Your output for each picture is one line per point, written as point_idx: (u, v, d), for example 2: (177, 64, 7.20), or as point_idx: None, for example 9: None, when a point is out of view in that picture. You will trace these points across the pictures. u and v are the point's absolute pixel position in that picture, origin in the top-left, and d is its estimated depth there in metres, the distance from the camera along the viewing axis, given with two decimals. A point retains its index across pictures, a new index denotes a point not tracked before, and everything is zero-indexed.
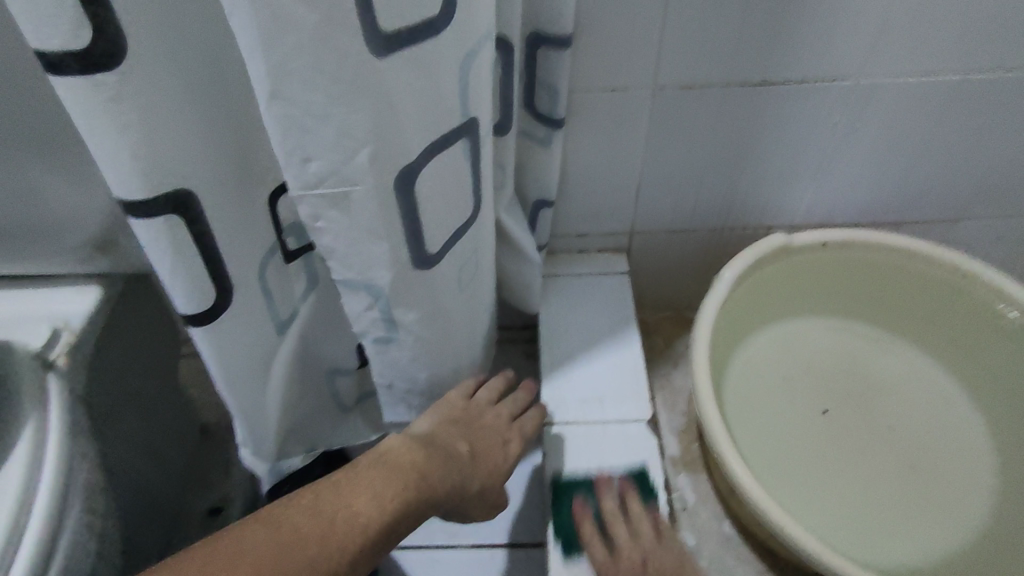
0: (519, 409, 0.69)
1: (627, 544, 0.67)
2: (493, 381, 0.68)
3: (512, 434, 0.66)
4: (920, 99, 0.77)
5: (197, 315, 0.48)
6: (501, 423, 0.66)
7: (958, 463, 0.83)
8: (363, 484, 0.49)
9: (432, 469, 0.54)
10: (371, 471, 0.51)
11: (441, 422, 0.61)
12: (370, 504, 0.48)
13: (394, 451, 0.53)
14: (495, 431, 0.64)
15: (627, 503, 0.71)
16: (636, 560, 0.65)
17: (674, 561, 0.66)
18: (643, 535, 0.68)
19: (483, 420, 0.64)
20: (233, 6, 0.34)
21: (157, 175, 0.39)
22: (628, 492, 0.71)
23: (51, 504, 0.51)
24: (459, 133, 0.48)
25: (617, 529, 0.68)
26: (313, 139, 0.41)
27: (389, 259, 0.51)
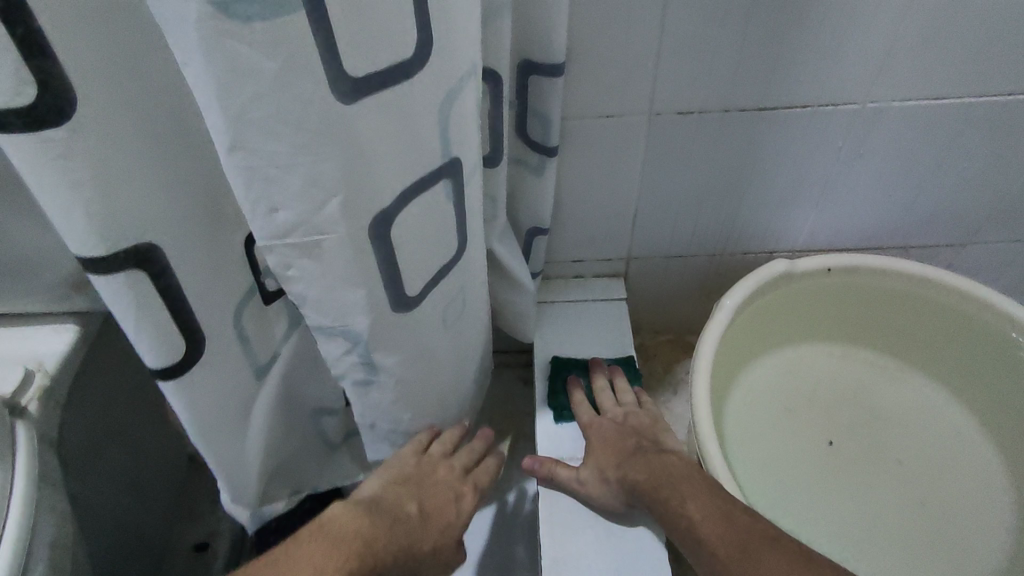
0: (474, 460, 0.68)
1: (611, 408, 0.76)
2: (447, 432, 0.67)
3: (466, 488, 0.65)
4: (926, 123, 0.74)
5: (166, 369, 0.45)
6: (455, 476, 0.65)
7: (968, 498, 0.80)
8: (303, 555, 0.47)
9: (376, 538, 0.53)
10: (312, 543, 0.49)
11: (390, 484, 0.61)
12: (313, 573, 0.46)
13: (337, 522, 0.53)
14: (447, 486, 0.64)
15: (615, 380, 0.80)
16: (616, 416, 0.75)
17: (650, 421, 0.75)
18: (627, 403, 0.77)
19: (437, 473, 0.63)
20: (186, 55, 0.31)
21: (116, 230, 0.37)
22: (617, 373, 0.81)
23: (12, 566, 0.47)
24: (440, 174, 0.46)
25: (603, 395, 0.78)
26: (279, 188, 0.38)
27: (368, 305, 0.48)
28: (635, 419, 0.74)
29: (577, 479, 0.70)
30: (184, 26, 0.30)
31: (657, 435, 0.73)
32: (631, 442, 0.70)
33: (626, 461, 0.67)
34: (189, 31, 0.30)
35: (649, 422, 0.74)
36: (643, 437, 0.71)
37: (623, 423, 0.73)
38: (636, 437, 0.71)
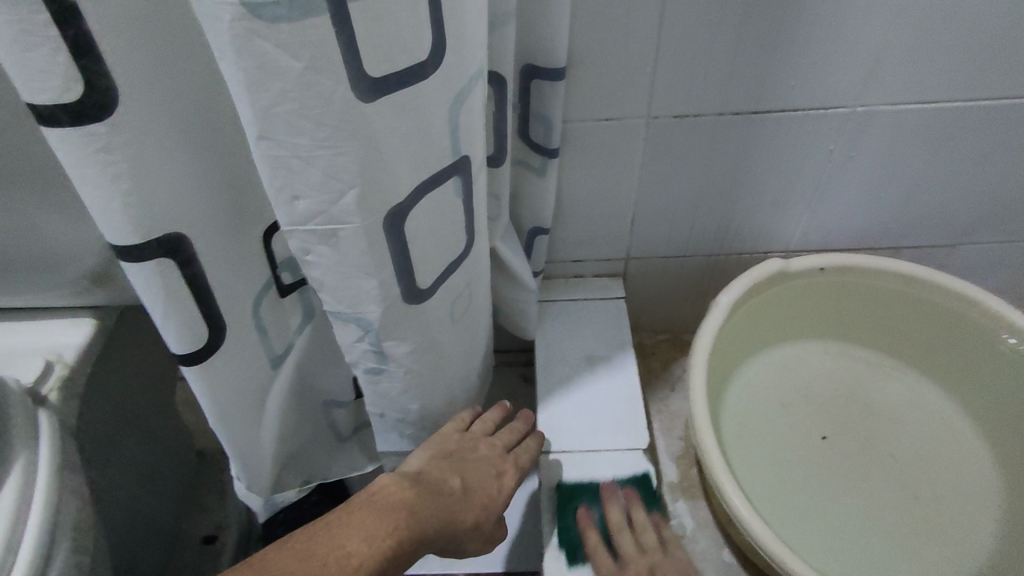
0: (514, 441, 0.69)
1: (634, 556, 0.69)
2: (489, 413, 0.70)
3: (508, 463, 0.65)
4: (913, 127, 0.77)
5: (189, 356, 0.47)
6: (495, 453, 0.65)
7: (959, 491, 0.82)
8: (354, 525, 0.50)
9: (422, 507, 0.54)
10: (363, 512, 0.51)
11: (434, 458, 0.62)
12: (362, 544, 0.49)
13: (384, 492, 0.54)
14: (489, 462, 0.64)
15: (632, 514, 0.73)
16: (642, 568, 0.68)
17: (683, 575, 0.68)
18: (651, 548, 0.70)
19: (478, 450, 0.64)
20: (221, 52, 0.34)
21: (148, 220, 0.39)
22: (633, 503, 0.74)
23: (38, 543, 0.49)
24: (451, 170, 0.49)
25: (622, 538, 0.71)
26: (300, 179, 0.41)
27: (380, 295, 0.50)
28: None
29: None
30: (218, 25, 0.33)
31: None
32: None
33: None
34: (223, 30, 0.33)
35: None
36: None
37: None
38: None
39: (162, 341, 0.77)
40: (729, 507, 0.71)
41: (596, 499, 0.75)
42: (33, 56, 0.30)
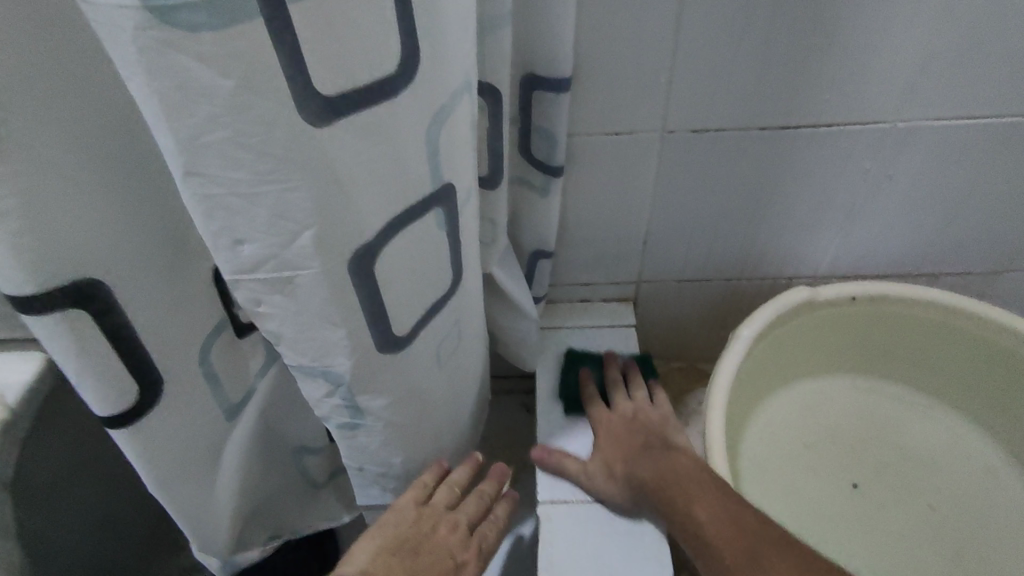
0: (481, 514, 0.58)
1: (621, 402, 0.70)
2: (455, 474, 0.58)
3: (471, 552, 0.55)
4: (960, 145, 0.69)
5: (117, 417, 0.40)
6: (456, 537, 0.54)
7: (1008, 551, 0.74)
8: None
9: None
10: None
11: (380, 552, 0.51)
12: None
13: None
14: (447, 552, 0.53)
15: (628, 376, 0.74)
16: (627, 411, 0.69)
17: (661, 418, 0.68)
18: (639, 399, 0.71)
19: (436, 536, 0.53)
20: (127, 69, 0.27)
21: (49, 263, 0.32)
22: (631, 369, 0.75)
23: None
24: (431, 201, 0.41)
25: (613, 389, 0.72)
26: (242, 220, 0.34)
27: (349, 345, 0.43)
28: (645, 416, 0.68)
29: (583, 473, 0.66)
30: (121, 36, 0.26)
31: (667, 432, 0.66)
32: (638, 438, 0.65)
33: (633, 459, 0.63)
34: (128, 42, 0.26)
35: (660, 419, 0.68)
36: (651, 435, 0.65)
37: (632, 420, 0.67)
38: (642, 433, 0.66)
39: None
40: None
41: (598, 364, 0.77)
42: None
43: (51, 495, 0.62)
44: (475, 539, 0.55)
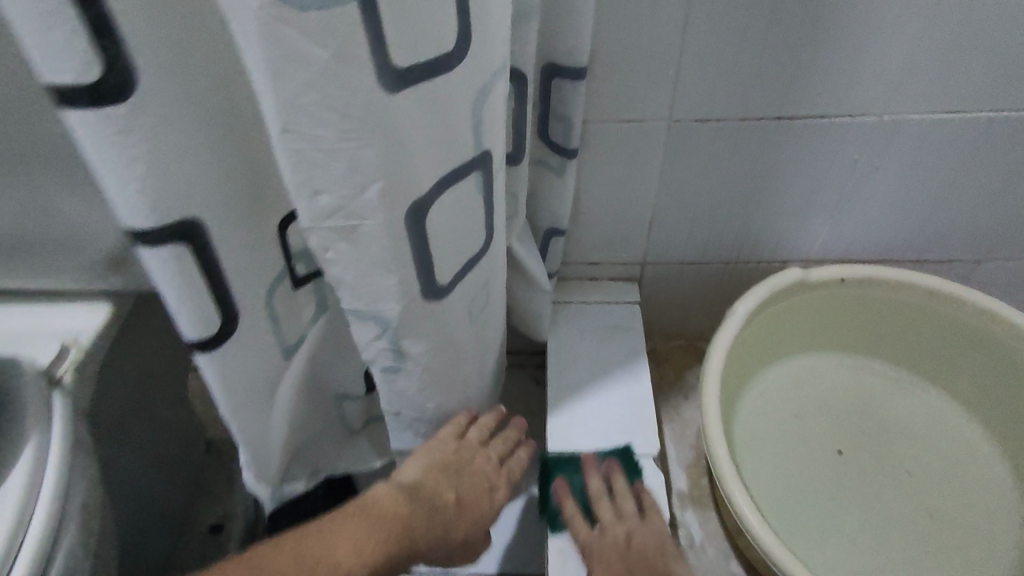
0: (509, 451, 0.66)
1: (612, 524, 0.69)
2: (483, 419, 0.66)
3: (502, 479, 0.63)
4: (941, 139, 0.76)
5: (202, 342, 0.48)
6: (490, 467, 0.63)
7: (976, 515, 0.79)
8: (345, 535, 0.50)
9: (416, 524, 0.53)
10: (355, 522, 0.51)
11: (430, 468, 0.59)
12: (351, 556, 0.48)
13: (378, 504, 0.53)
14: (484, 477, 0.62)
15: (613, 482, 0.73)
16: (619, 536, 0.67)
17: (658, 540, 0.67)
18: (629, 517, 0.69)
19: (475, 463, 0.62)
20: (246, 41, 0.33)
21: (164, 205, 0.39)
22: (613, 473, 0.74)
23: (46, 529, 0.49)
24: (472, 166, 0.48)
25: (598, 506, 0.70)
26: (322, 172, 0.41)
27: (398, 291, 0.50)
28: (639, 538, 0.67)
29: None
30: (246, 13, 0.32)
31: (666, 563, 0.65)
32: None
33: None
34: (250, 18, 0.32)
35: (656, 544, 0.67)
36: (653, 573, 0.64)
37: (627, 550, 0.66)
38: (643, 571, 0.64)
39: (168, 332, 0.77)
40: (741, 521, 0.69)
41: (577, 471, 0.75)
42: (54, 36, 0.30)
43: (120, 432, 0.70)
44: (507, 469, 0.64)
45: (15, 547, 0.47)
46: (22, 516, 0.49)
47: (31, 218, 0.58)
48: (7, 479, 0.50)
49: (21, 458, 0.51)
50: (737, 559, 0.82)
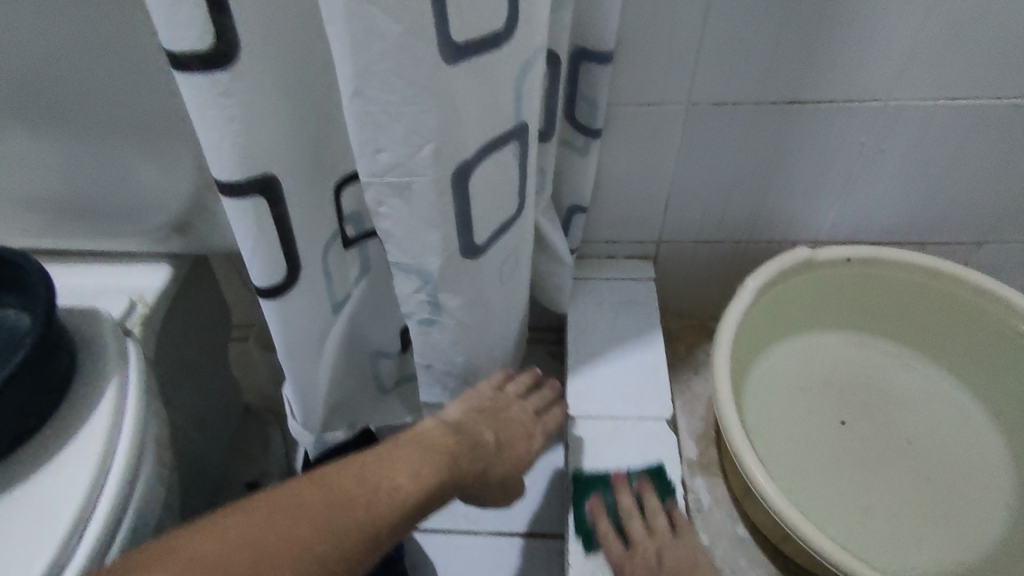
0: (544, 407, 0.72)
1: (644, 541, 0.70)
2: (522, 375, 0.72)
3: (537, 429, 0.69)
4: (944, 124, 0.80)
5: (269, 290, 0.54)
6: (526, 417, 0.68)
7: (974, 480, 0.82)
8: (401, 461, 0.54)
9: (461, 455, 0.58)
10: (409, 451, 0.55)
11: (469, 411, 0.64)
12: (408, 479, 0.53)
13: (428, 436, 0.58)
14: (519, 424, 0.67)
15: (644, 498, 0.74)
16: (650, 551, 0.69)
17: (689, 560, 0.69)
18: (658, 531, 0.71)
19: (511, 411, 0.68)
20: (332, 18, 0.40)
21: (251, 162, 0.46)
22: (645, 489, 0.75)
23: (130, 453, 0.55)
24: (511, 135, 0.54)
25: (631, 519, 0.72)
26: (385, 134, 0.47)
27: (441, 246, 0.55)
28: (671, 557, 0.69)
29: None
30: None
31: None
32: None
33: None
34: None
35: (689, 564, 0.68)
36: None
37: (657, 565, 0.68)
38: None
39: (214, 294, 0.83)
40: (748, 477, 0.72)
41: (608, 488, 0.76)
42: (180, 10, 0.36)
43: (174, 384, 0.76)
44: (542, 420, 0.70)
45: (102, 475, 0.53)
46: (106, 451, 0.54)
47: (105, 188, 0.64)
48: (96, 410, 0.56)
49: (106, 393, 0.57)
50: (743, 522, 0.86)
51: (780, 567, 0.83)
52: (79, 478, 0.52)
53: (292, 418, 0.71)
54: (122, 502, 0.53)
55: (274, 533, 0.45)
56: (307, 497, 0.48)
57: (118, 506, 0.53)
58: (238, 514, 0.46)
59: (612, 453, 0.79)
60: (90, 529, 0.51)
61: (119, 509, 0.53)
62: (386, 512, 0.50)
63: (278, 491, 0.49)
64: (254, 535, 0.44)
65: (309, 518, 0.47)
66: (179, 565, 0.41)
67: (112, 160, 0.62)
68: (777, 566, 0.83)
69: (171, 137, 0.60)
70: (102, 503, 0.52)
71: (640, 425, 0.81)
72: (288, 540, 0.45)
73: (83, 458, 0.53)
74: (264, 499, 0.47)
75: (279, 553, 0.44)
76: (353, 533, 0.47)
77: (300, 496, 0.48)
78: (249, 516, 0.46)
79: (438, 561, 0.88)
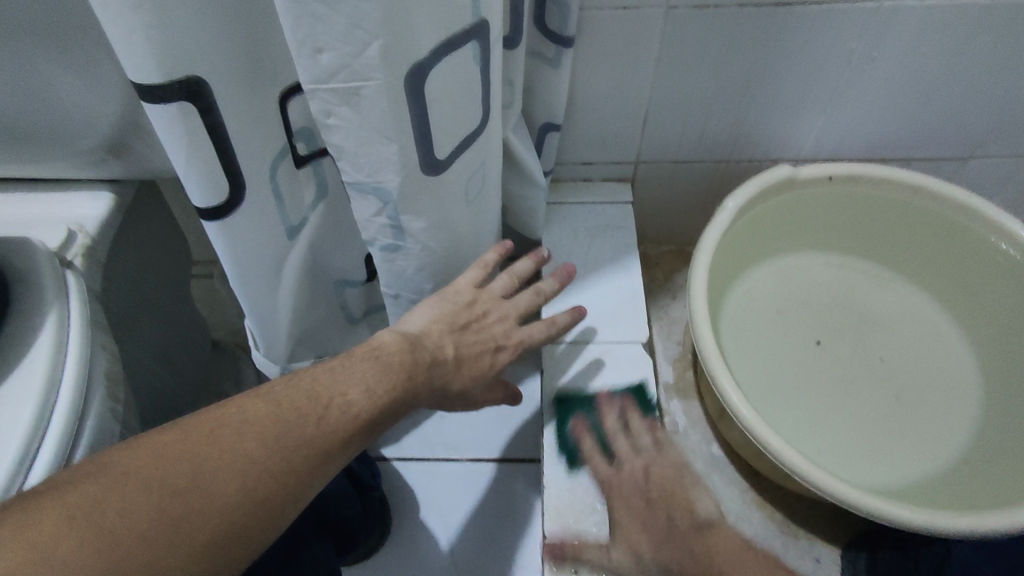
0: (525, 312, 0.65)
1: (628, 457, 0.64)
2: (519, 266, 0.67)
3: (512, 341, 0.63)
4: (942, 27, 0.74)
5: (212, 210, 0.51)
6: (503, 323, 0.63)
7: (942, 394, 0.84)
8: (355, 374, 0.49)
9: (420, 372, 0.53)
10: (363, 364, 0.50)
11: (436, 320, 0.58)
12: (362, 395, 0.48)
13: (384, 349, 0.52)
14: (490, 335, 0.61)
15: (625, 416, 0.68)
16: (638, 470, 0.62)
17: (678, 472, 0.62)
18: (644, 446, 0.64)
19: (487, 319, 0.62)
20: None
21: (169, 57, 0.41)
22: (628, 407, 0.70)
23: (77, 387, 0.53)
24: (470, 34, 0.49)
25: (614, 437, 0.66)
26: (325, 29, 0.42)
27: (398, 162, 0.51)
28: (658, 470, 0.62)
29: (608, 560, 0.59)
30: None
31: (685, 494, 0.60)
32: (661, 514, 0.59)
33: (664, 544, 0.56)
34: None
35: (674, 476, 0.61)
36: (669, 506, 0.59)
37: (645, 482, 0.61)
38: (663, 507, 0.59)
39: (169, 221, 0.79)
40: (721, 395, 0.71)
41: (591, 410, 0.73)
42: None
43: (131, 321, 0.72)
44: (518, 331, 0.63)
45: (47, 413, 0.50)
46: (49, 391, 0.51)
47: (22, 109, 0.58)
48: (33, 346, 0.53)
49: (44, 326, 0.54)
50: (718, 442, 0.87)
51: (752, 483, 0.85)
52: (18, 421, 0.49)
53: (255, 348, 0.69)
54: (71, 437, 0.51)
55: (214, 448, 0.40)
56: (250, 415, 0.43)
57: (67, 442, 0.51)
58: (167, 434, 0.40)
59: (568, 375, 0.78)
60: (33, 475, 0.48)
61: (68, 445, 0.51)
62: (339, 429, 0.45)
63: (221, 407, 0.43)
64: (191, 450, 0.40)
65: (251, 434, 0.42)
66: (103, 484, 0.37)
67: (21, 71, 0.54)
68: (750, 482, 0.85)
69: (88, 44, 0.53)
70: (44, 450, 0.49)
71: (589, 347, 0.79)
72: (228, 454, 0.41)
73: (23, 395, 0.50)
74: (203, 414, 0.43)
75: (220, 469, 0.40)
76: (299, 450, 0.43)
77: (244, 413, 0.43)
78: (185, 432, 0.41)
79: (417, 489, 0.89)
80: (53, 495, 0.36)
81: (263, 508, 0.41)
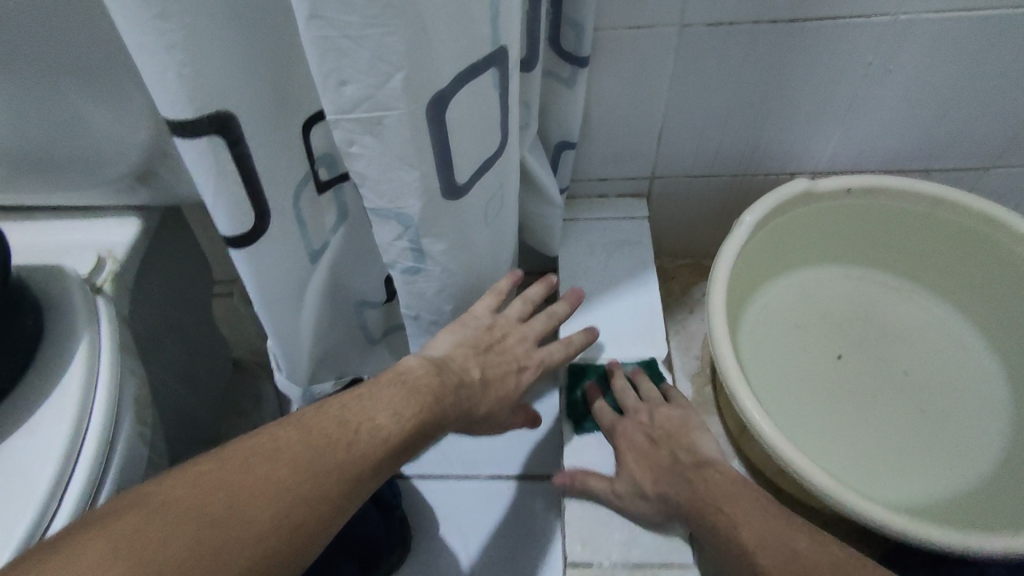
0: (542, 334, 0.66)
1: (636, 405, 0.72)
2: (531, 291, 0.67)
3: (533, 361, 0.63)
4: (960, 38, 0.74)
5: (238, 239, 0.52)
6: (523, 347, 0.63)
7: (967, 406, 0.82)
8: (382, 399, 0.49)
9: (447, 395, 0.53)
10: (390, 389, 0.51)
11: (460, 344, 0.59)
12: (390, 420, 0.48)
13: (411, 374, 0.53)
14: (512, 357, 0.62)
15: (637, 382, 0.75)
16: (645, 420, 0.70)
17: (683, 419, 0.69)
18: (652, 400, 0.73)
19: (507, 341, 0.62)
20: None
21: (201, 94, 0.42)
22: (639, 374, 0.76)
23: (109, 411, 0.54)
24: (489, 62, 0.50)
25: (624, 391, 0.74)
26: (350, 63, 0.43)
27: (419, 188, 0.52)
28: (666, 421, 0.69)
29: (612, 494, 0.66)
30: None
31: (692, 438, 0.67)
32: (665, 451, 0.67)
33: (663, 479, 0.64)
34: None
35: (680, 420, 0.69)
36: (675, 446, 0.67)
37: (652, 427, 0.69)
38: (666, 446, 0.67)
39: (192, 244, 0.80)
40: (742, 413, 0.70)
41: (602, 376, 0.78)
42: None
43: (157, 344, 0.73)
44: (538, 354, 0.64)
45: (80, 437, 0.51)
46: (80, 418, 0.52)
47: (55, 140, 0.59)
48: (67, 371, 0.54)
49: (77, 351, 0.55)
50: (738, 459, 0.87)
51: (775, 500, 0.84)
52: (53, 446, 0.50)
53: (278, 370, 0.70)
54: (102, 461, 0.52)
55: (248, 476, 0.41)
56: (282, 443, 0.44)
57: (99, 467, 0.52)
58: (203, 464, 0.41)
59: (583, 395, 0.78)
60: (66, 499, 0.49)
61: (99, 470, 0.52)
62: (368, 455, 0.46)
63: (254, 436, 0.44)
64: (226, 480, 0.40)
65: (284, 461, 0.43)
66: (142, 516, 0.37)
67: (54, 105, 0.56)
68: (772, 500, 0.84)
69: (118, 78, 0.54)
70: (77, 474, 0.50)
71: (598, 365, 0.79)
72: (262, 482, 0.41)
73: (58, 419, 0.52)
74: (236, 444, 0.43)
75: (255, 497, 0.40)
76: (331, 476, 0.43)
77: (276, 442, 0.44)
78: (220, 461, 0.42)
79: (436, 507, 0.89)
80: (92, 528, 0.36)
81: (299, 536, 0.41)
